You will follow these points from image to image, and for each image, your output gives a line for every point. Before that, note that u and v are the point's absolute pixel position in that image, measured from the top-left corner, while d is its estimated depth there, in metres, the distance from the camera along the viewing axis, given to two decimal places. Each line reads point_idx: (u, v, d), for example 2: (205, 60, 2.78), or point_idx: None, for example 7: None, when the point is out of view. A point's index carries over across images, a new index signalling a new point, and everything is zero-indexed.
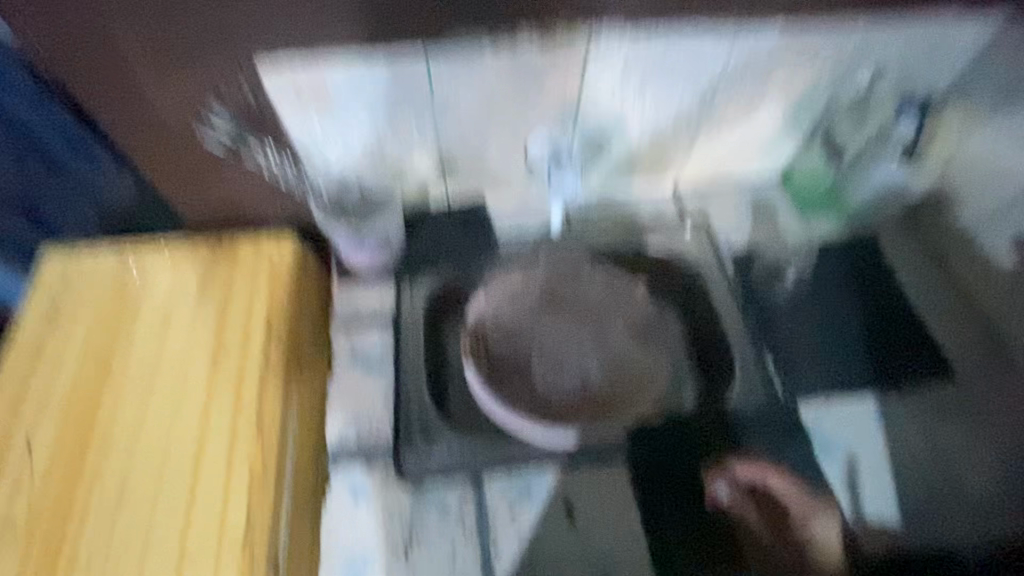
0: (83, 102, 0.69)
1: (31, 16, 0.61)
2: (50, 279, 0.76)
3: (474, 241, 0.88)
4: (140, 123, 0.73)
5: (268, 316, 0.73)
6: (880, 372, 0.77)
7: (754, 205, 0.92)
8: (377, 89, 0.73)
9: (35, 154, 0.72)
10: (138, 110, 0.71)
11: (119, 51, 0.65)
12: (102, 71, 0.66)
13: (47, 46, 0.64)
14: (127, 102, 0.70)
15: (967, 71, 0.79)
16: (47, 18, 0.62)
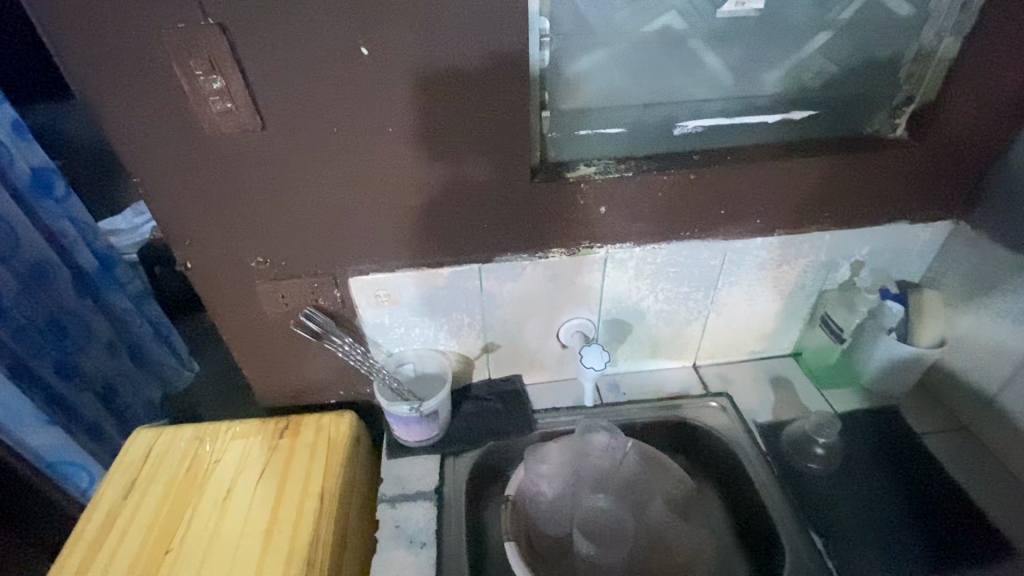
0: (211, 310, 0.86)
1: (191, 249, 0.79)
2: (136, 458, 0.88)
3: (512, 419, 0.94)
4: (240, 329, 0.89)
5: (321, 490, 0.82)
6: (934, 551, 0.76)
7: (771, 380, 1.02)
8: (438, 293, 0.88)
9: None
10: (250, 315, 0.87)
11: (248, 274, 0.82)
12: (230, 287, 0.83)
13: (197, 269, 0.81)
14: (243, 309, 0.86)
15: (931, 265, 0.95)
16: (202, 251, 0.79)
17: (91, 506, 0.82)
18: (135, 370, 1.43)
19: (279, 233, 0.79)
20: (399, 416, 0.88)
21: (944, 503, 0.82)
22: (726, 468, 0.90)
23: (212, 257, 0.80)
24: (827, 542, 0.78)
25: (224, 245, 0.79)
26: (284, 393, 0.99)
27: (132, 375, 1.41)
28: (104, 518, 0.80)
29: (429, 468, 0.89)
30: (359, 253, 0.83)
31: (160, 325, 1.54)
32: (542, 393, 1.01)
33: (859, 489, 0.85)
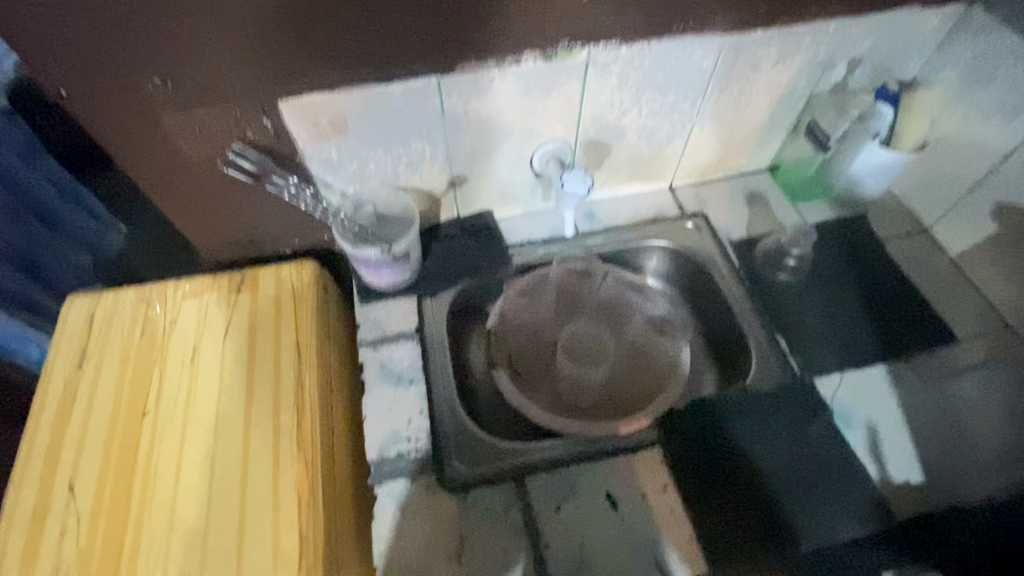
0: (114, 153, 0.70)
1: (59, 71, 0.60)
2: (78, 329, 0.79)
3: (487, 255, 0.90)
4: (158, 177, 0.75)
5: (296, 340, 0.79)
6: (884, 341, 0.83)
7: (747, 197, 0.99)
8: (391, 117, 0.75)
9: None
10: (166, 157, 0.72)
11: (150, 104, 0.66)
12: (131, 122, 0.67)
13: (78, 98, 0.63)
14: (156, 151, 0.71)
15: (931, 60, 0.88)
16: (77, 74, 0.61)
17: (44, 380, 0.75)
18: (49, 236, 1.19)
19: (174, 44, 0.61)
20: (366, 261, 0.82)
21: (897, 299, 0.88)
22: (700, 286, 0.92)
23: (94, 83, 0.62)
24: (791, 343, 0.83)
25: (106, 66, 0.61)
26: (229, 246, 0.89)
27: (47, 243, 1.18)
28: (64, 391, 0.74)
29: (406, 310, 0.86)
30: (286, 65, 0.66)
31: (60, 183, 1.23)
32: (516, 226, 0.95)
33: (825, 295, 0.89)
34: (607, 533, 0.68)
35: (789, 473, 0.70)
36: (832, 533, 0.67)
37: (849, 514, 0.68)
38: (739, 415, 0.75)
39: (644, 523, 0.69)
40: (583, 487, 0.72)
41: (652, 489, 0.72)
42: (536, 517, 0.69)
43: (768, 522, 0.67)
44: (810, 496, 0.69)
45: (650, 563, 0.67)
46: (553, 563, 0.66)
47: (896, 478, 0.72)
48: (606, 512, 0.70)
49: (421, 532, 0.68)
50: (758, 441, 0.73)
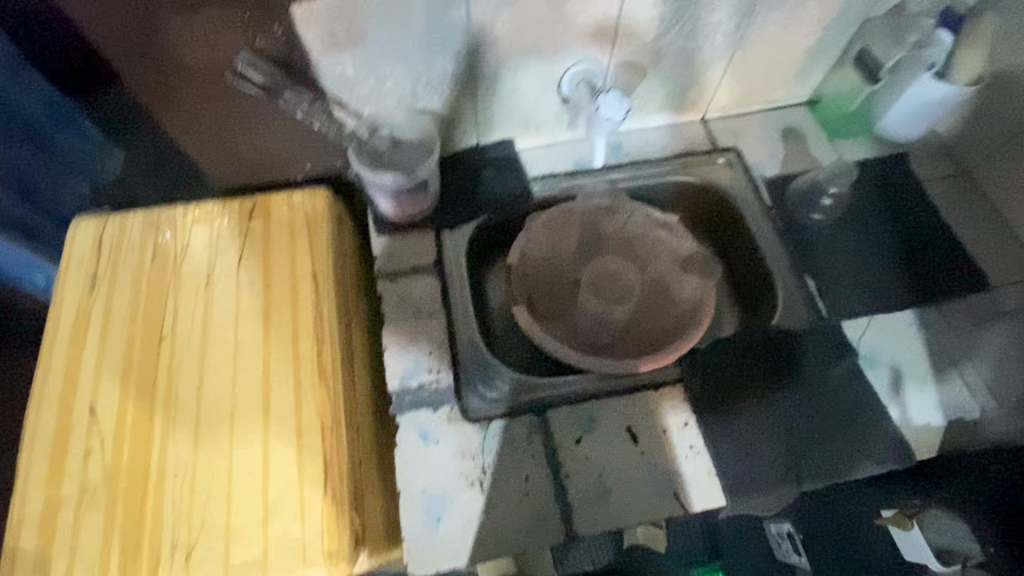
0: (112, 54, 0.67)
1: None
2: (86, 253, 0.77)
3: (506, 187, 0.86)
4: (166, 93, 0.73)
5: (313, 267, 0.76)
6: (914, 285, 0.81)
7: (783, 132, 0.94)
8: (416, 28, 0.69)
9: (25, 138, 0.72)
10: (169, 64, 0.69)
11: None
12: (131, 20, 0.63)
13: None
14: (158, 56, 0.68)
15: None
16: None
17: (56, 304, 0.74)
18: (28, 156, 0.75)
19: None
20: (382, 186, 0.78)
21: (932, 244, 0.85)
22: (728, 225, 0.89)
23: None
24: (820, 286, 0.81)
25: None
26: (239, 169, 0.86)
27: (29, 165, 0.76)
28: (77, 315, 0.73)
29: (424, 242, 0.83)
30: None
31: (58, 103, 0.71)
32: (539, 157, 0.90)
33: (857, 238, 0.85)
34: (628, 464, 0.69)
35: (810, 414, 0.71)
36: (850, 472, 0.68)
37: (868, 454, 0.69)
38: (763, 352, 0.75)
39: (665, 456, 0.70)
40: (605, 421, 0.72)
41: (674, 425, 0.71)
42: (558, 448, 0.70)
43: (787, 461, 0.68)
44: (828, 432, 0.70)
45: (670, 494, 0.68)
46: (574, 492, 0.67)
47: (916, 420, 0.72)
48: (628, 446, 0.70)
49: (443, 457, 0.69)
50: (782, 383, 0.73)
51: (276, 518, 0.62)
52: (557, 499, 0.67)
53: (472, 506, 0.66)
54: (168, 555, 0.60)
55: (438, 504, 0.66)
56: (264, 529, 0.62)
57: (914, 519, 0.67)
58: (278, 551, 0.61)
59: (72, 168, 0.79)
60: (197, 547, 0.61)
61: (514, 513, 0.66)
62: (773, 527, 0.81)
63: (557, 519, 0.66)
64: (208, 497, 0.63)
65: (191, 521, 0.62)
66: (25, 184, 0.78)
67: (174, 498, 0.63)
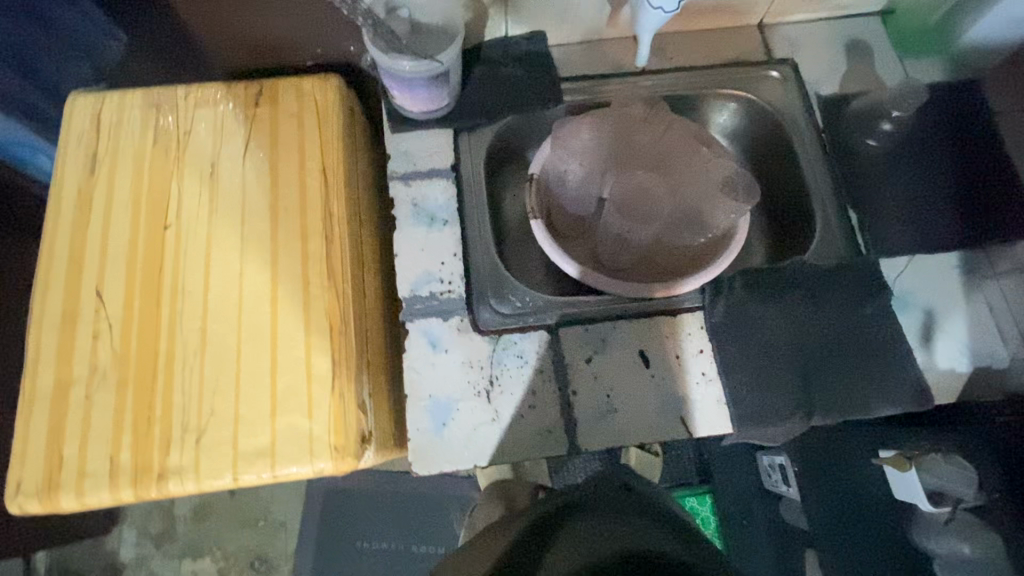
0: None
1: None
2: (84, 131, 0.72)
3: (536, 89, 0.79)
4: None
5: (322, 162, 0.72)
6: (970, 226, 0.74)
7: (847, 45, 0.85)
8: None
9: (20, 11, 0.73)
10: None
11: None
12: None
13: None
14: None
15: None
16: None
17: (56, 183, 0.70)
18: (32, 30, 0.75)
19: None
20: (399, 74, 0.71)
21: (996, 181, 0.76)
22: (772, 147, 0.83)
23: None
24: (862, 219, 0.76)
25: None
26: (247, 51, 0.81)
27: (32, 40, 0.76)
28: (78, 196, 0.70)
29: (442, 144, 0.78)
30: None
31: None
32: (572, 57, 0.82)
33: (912, 168, 0.78)
34: (636, 388, 0.68)
35: (831, 351, 0.69)
36: (863, 410, 0.66)
37: (885, 394, 0.67)
38: (790, 285, 0.71)
39: (675, 384, 0.69)
40: (617, 343, 0.70)
41: (687, 351, 0.70)
42: (567, 368, 0.69)
43: (801, 395, 0.67)
44: (848, 371, 0.68)
45: (675, 419, 0.67)
46: (580, 410, 0.67)
47: (941, 366, 0.69)
48: (639, 369, 0.69)
49: (449, 367, 0.68)
50: (806, 317, 0.70)
51: (283, 412, 0.62)
52: (562, 414, 0.67)
53: (477, 414, 0.66)
54: (179, 439, 0.61)
55: (441, 412, 0.66)
56: (271, 421, 0.62)
57: (913, 462, 0.70)
58: (285, 443, 0.62)
59: (73, 46, 0.79)
60: (206, 434, 0.62)
61: (519, 425, 0.66)
62: (765, 459, 0.97)
63: (560, 434, 0.66)
64: (217, 386, 0.63)
65: (200, 408, 0.62)
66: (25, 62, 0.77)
67: (183, 386, 0.63)
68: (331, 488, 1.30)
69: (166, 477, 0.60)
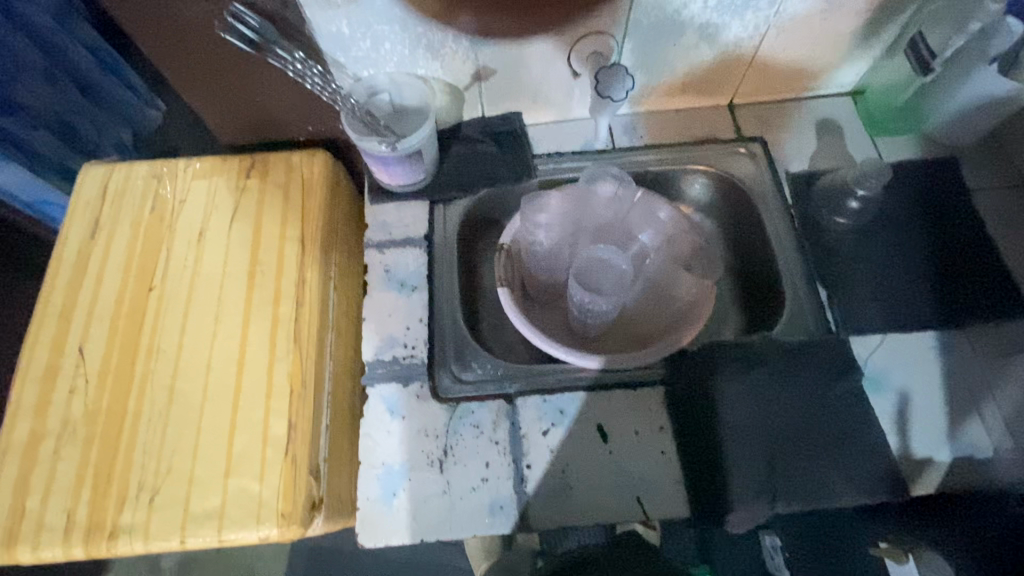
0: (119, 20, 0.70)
1: None
2: (92, 197, 0.79)
3: (509, 164, 0.83)
4: (176, 56, 0.75)
5: (301, 231, 0.76)
6: (943, 308, 0.73)
7: (817, 124, 0.88)
8: None
9: (70, 77, 0.91)
10: (171, 24, 0.70)
11: None
12: None
13: None
14: (162, 17, 0.69)
15: None
16: None
17: (59, 245, 0.76)
18: (82, 100, 0.94)
19: None
20: (373, 154, 0.75)
21: (971, 254, 0.75)
22: (742, 220, 0.84)
23: None
24: (832, 295, 0.75)
25: None
26: (247, 125, 0.87)
27: (81, 108, 0.94)
28: (77, 257, 0.75)
29: (417, 215, 0.82)
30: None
31: (97, 50, 0.96)
32: (546, 136, 0.87)
33: (884, 243, 0.78)
34: (592, 463, 0.67)
35: (799, 428, 0.65)
36: (830, 498, 0.62)
37: (853, 482, 0.62)
38: (755, 359, 0.68)
39: (634, 462, 0.67)
40: (575, 416, 0.70)
41: (646, 427, 0.69)
42: (523, 440, 0.68)
43: (764, 479, 0.62)
44: (820, 456, 0.64)
45: (631, 499, 0.65)
46: (532, 486, 0.66)
47: (916, 452, 0.66)
48: (595, 445, 0.68)
49: (404, 434, 0.68)
50: (771, 395, 0.66)
51: (235, 473, 0.63)
52: (513, 488, 0.66)
53: (428, 484, 0.66)
54: (134, 496, 0.63)
55: (392, 483, 0.66)
56: (223, 483, 0.63)
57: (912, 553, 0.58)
58: (233, 508, 0.62)
59: (109, 109, 0.99)
60: (160, 493, 0.63)
61: (468, 498, 0.65)
62: (766, 535, 0.67)
63: (512, 510, 0.64)
64: (177, 445, 0.65)
65: (158, 467, 0.64)
66: (66, 125, 0.93)
67: (144, 444, 0.65)
68: (314, 547, 1.27)
69: (117, 535, 0.61)
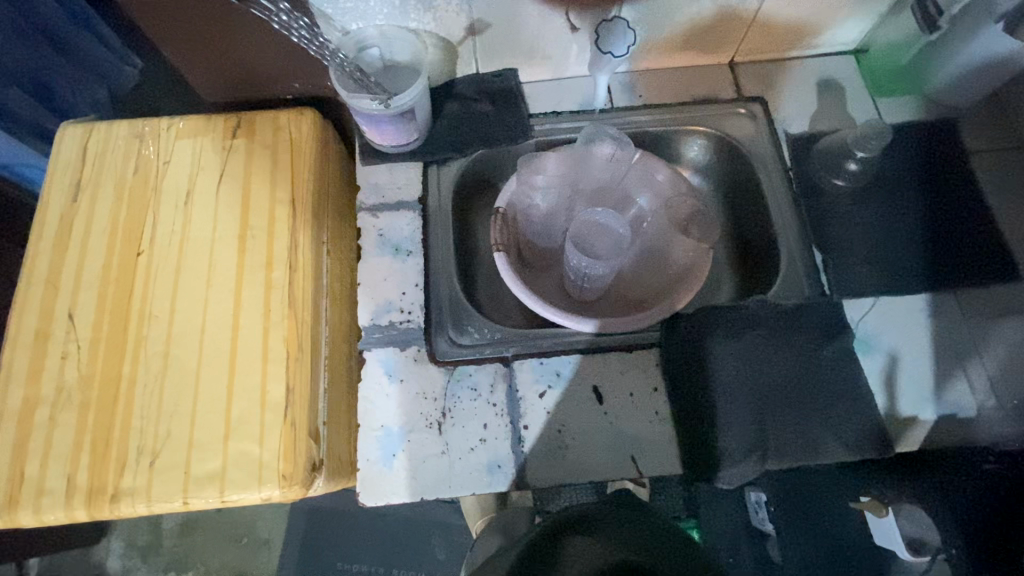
0: None
1: None
2: (72, 158, 0.76)
3: (504, 124, 0.81)
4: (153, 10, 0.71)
5: (292, 193, 0.74)
6: (936, 271, 0.73)
7: (818, 84, 0.86)
8: None
9: (38, 31, 0.84)
10: None
11: None
12: None
13: None
14: None
15: None
16: None
17: (41, 208, 0.74)
18: (54, 59, 0.87)
19: None
20: (365, 113, 0.73)
21: (965, 220, 0.75)
22: (740, 183, 0.83)
23: None
24: (828, 259, 0.75)
25: None
26: (231, 83, 0.83)
27: (55, 66, 0.88)
28: (60, 221, 0.73)
29: (411, 177, 0.80)
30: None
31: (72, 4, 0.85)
32: (542, 95, 0.85)
33: (880, 207, 0.78)
34: (588, 423, 0.68)
35: (791, 389, 0.66)
36: (820, 456, 0.64)
37: (841, 440, 0.64)
38: (752, 323, 0.69)
39: (629, 422, 0.69)
40: (571, 378, 0.70)
41: (642, 389, 0.70)
42: (520, 401, 0.69)
43: (757, 438, 0.64)
44: (810, 415, 0.65)
45: (626, 458, 0.67)
46: (530, 446, 0.67)
47: (902, 412, 0.68)
48: (591, 406, 0.69)
49: (402, 396, 0.69)
50: (765, 357, 0.67)
51: (235, 437, 0.64)
52: (511, 448, 0.67)
53: (427, 445, 0.67)
54: (134, 460, 0.63)
55: (391, 444, 0.67)
56: (224, 446, 0.63)
57: (890, 507, 0.64)
58: (234, 470, 0.63)
59: (90, 69, 0.92)
60: (161, 456, 0.63)
61: (467, 458, 0.66)
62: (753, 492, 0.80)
63: (510, 469, 0.66)
64: (174, 411, 0.65)
65: (157, 432, 0.64)
66: (38, 81, 0.87)
67: (141, 409, 0.65)
68: (314, 507, 1.29)
69: (119, 498, 0.62)
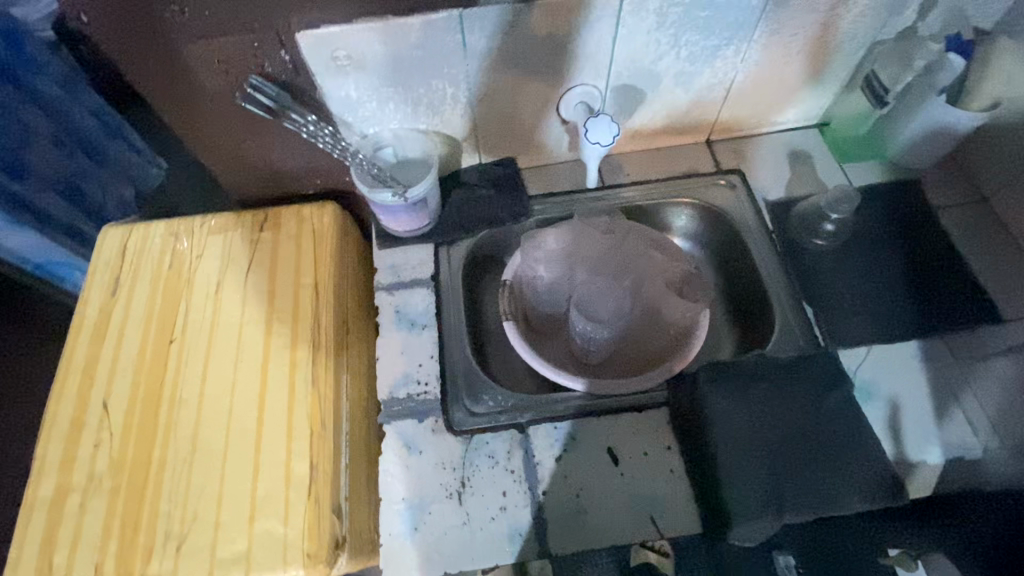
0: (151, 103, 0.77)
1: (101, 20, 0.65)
2: (112, 256, 0.82)
3: (507, 205, 0.88)
4: (199, 130, 0.82)
5: (315, 278, 0.80)
6: (919, 319, 0.78)
7: (789, 154, 0.95)
8: (426, 57, 0.75)
9: (80, 146, 1.10)
10: (195, 103, 0.78)
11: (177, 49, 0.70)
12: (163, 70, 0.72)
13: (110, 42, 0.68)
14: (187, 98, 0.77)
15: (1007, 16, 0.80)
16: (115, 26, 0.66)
17: (81, 304, 0.79)
18: (95, 166, 1.13)
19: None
20: (383, 204, 0.81)
21: (937, 271, 0.81)
22: (728, 247, 0.89)
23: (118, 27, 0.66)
24: (818, 313, 0.80)
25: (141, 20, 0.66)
26: (261, 183, 0.93)
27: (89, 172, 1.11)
28: (98, 315, 0.78)
29: (423, 257, 0.86)
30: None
31: (101, 115, 1.16)
32: (540, 177, 0.93)
33: (860, 261, 0.84)
34: (604, 485, 0.70)
35: (800, 441, 0.68)
36: (838, 508, 0.64)
37: (858, 489, 0.65)
38: (755, 377, 0.72)
39: (645, 482, 0.70)
40: (585, 442, 0.72)
41: (655, 447, 0.72)
42: (537, 466, 0.71)
43: (772, 492, 0.64)
44: (821, 464, 0.66)
45: (645, 519, 0.68)
46: (550, 512, 0.68)
47: (913, 458, 0.70)
48: (606, 467, 0.71)
49: (422, 468, 0.71)
50: (768, 410, 0.70)
51: (260, 517, 0.65)
52: (530, 514, 0.68)
53: (448, 517, 0.68)
54: (160, 547, 0.64)
55: (413, 517, 0.68)
56: (249, 527, 0.65)
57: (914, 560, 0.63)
58: (260, 551, 0.64)
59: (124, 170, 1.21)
60: (187, 540, 0.64)
61: (488, 527, 0.67)
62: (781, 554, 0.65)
63: (531, 536, 0.67)
64: (201, 493, 0.67)
65: (184, 516, 0.65)
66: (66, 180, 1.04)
67: (169, 493, 0.67)
68: None
69: None
